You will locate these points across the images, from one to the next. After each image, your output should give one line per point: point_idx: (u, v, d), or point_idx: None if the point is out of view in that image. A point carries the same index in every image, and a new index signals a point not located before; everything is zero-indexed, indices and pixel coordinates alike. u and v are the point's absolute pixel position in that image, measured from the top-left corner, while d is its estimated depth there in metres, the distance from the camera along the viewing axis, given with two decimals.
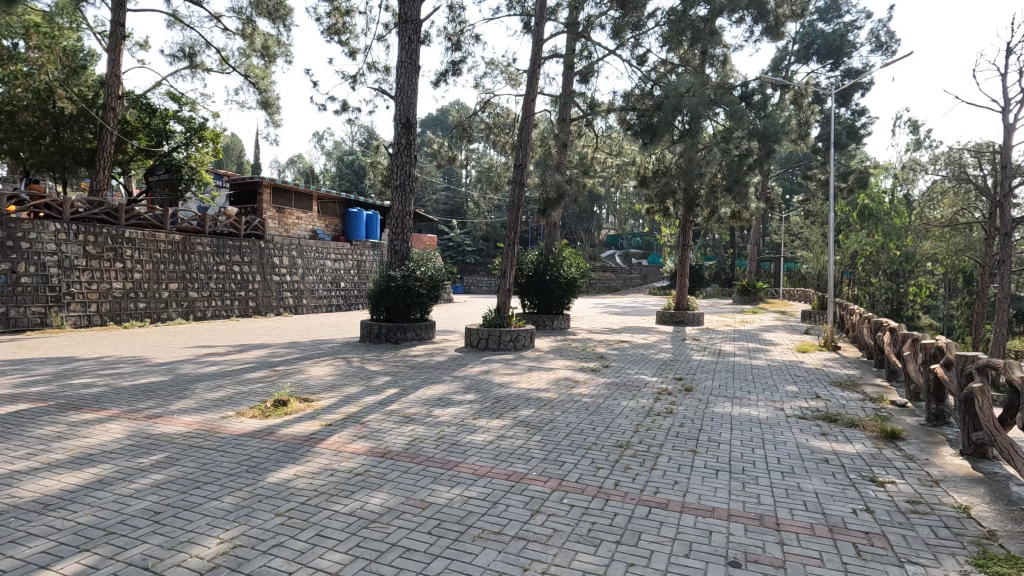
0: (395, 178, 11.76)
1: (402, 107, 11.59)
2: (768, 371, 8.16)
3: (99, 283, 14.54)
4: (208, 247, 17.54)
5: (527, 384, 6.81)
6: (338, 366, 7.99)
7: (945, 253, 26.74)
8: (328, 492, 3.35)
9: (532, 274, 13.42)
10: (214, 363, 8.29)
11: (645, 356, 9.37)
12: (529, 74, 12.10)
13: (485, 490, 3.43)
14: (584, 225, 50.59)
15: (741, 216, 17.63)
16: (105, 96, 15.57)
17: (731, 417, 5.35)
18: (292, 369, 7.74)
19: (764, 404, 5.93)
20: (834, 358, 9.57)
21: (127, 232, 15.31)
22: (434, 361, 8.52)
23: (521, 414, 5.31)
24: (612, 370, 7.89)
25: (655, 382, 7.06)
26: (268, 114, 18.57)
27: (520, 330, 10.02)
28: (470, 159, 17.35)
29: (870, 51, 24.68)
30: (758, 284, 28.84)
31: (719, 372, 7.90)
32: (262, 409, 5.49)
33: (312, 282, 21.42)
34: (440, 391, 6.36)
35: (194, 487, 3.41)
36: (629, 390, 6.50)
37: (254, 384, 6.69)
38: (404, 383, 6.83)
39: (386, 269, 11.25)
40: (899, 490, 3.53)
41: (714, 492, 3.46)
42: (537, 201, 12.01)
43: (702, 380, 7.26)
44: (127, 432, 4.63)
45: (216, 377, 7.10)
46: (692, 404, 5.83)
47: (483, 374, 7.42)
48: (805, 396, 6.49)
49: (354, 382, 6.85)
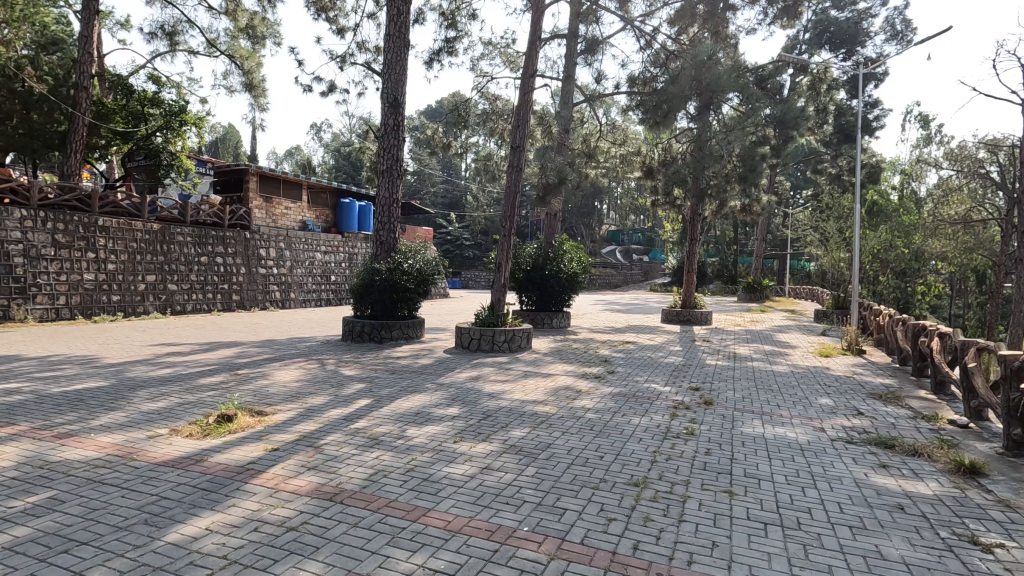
0: (381, 163, 10.81)
1: (390, 85, 10.62)
2: (794, 379, 7.23)
3: (68, 274, 13.64)
4: (189, 237, 16.57)
5: (523, 394, 5.88)
6: (309, 369, 7.07)
7: (956, 252, 25.81)
8: (242, 562, 2.44)
9: (530, 269, 12.51)
10: (171, 365, 7.37)
11: (654, 361, 8.45)
12: (528, 55, 11.15)
13: (456, 558, 2.51)
14: (585, 220, 49.63)
15: (752, 209, 16.69)
16: (78, 75, 14.58)
17: (765, 442, 4.43)
18: (256, 374, 6.81)
19: (800, 423, 5.02)
20: (861, 364, 8.69)
21: (100, 220, 14.41)
22: (418, 365, 7.58)
23: (515, 435, 4.38)
24: (618, 377, 6.99)
25: (667, 393, 6.14)
26: (253, 97, 17.58)
27: (515, 330, 9.10)
28: (466, 148, 16.40)
29: (885, 41, 23.70)
30: (764, 281, 28.03)
31: (739, 381, 6.97)
32: (201, 426, 4.57)
33: (301, 275, 20.46)
34: (419, 403, 5.45)
35: (59, 552, 2.50)
36: (639, 404, 5.58)
37: (204, 392, 5.76)
38: (380, 393, 5.89)
39: (370, 262, 10.31)
40: (1016, 560, 2.63)
41: (769, 562, 2.55)
42: (536, 188, 11.00)
43: (721, 390, 6.36)
44: (19, 459, 3.69)
45: (167, 382, 6.19)
46: (715, 423, 4.91)
47: (471, 382, 6.48)
48: (845, 412, 5.58)
49: (322, 390, 5.93)
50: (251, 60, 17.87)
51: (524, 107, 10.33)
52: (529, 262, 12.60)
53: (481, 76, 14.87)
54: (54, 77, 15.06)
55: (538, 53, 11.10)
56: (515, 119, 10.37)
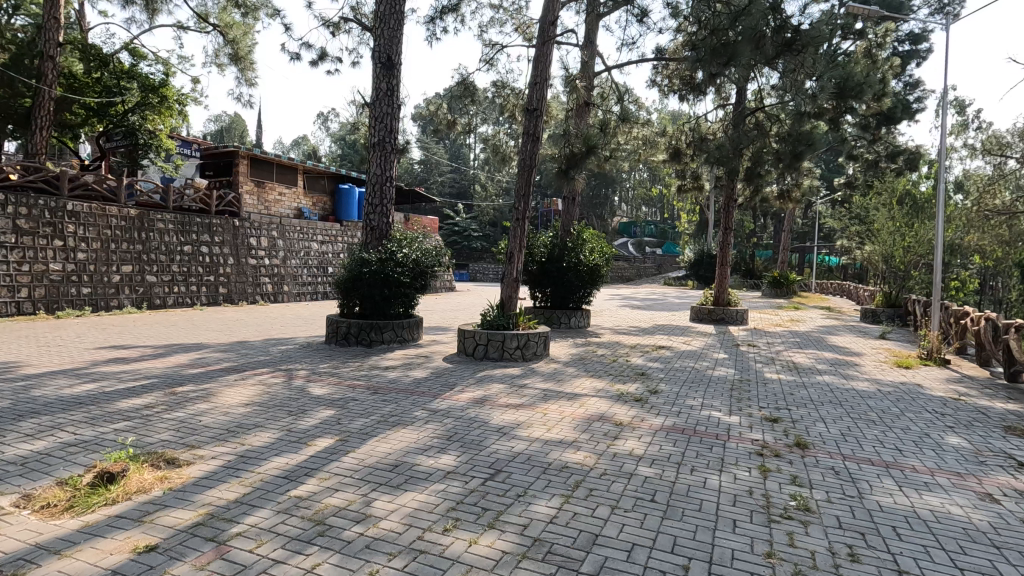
0: (372, 136, 9.25)
1: (383, 42, 9.02)
2: (892, 403, 5.62)
3: (32, 264, 12.22)
4: (171, 224, 15.14)
5: (544, 430, 4.29)
6: (269, 387, 5.53)
7: (999, 245, 23.87)
8: None
9: (545, 260, 10.94)
10: (98, 379, 5.84)
11: (702, 373, 6.88)
12: (546, 12, 9.26)
13: None
14: (597, 211, 47.95)
15: (790, 196, 14.91)
16: (42, 43, 13.23)
17: (929, 530, 2.84)
18: (197, 393, 5.27)
19: (952, 487, 3.44)
20: (956, 379, 7.08)
21: (70, 204, 13.04)
22: (408, 380, 6.02)
23: (539, 517, 2.81)
24: (665, 399, 5.41)
25: (740, 428, 4.52)
26: (240, 71, 16.01)
27: (530, 335, 7.53)
28: (472, 126, 14.61)
29: (931, 14, 21.64)
30: (790, 275, 26.28)
31: (824, 407, 5.36)
32: (66, 492, 3.02)
33: (296, 266, 18.98)
34: (402, 445, 3.90)
35: None
36: (709, 448, 3.99)
37: (113, 424, 4.23)
38: (349, 426, 4.32)
39: (357, 251, 8.75)
40: None
41: None
42: (558, 159, 9.29)
43: (809, 423, 4.73)
44: None
45: (72, 408, 4.65)
46: (835, 488, 3.32)
47: (474, 408, 4.89)
48: (999, 461, 3.96)
49: (274, 421, 4.40)
50: (237, 28, 16.18)
51: (542, 65, 8.51)
52: (544, 252, 10.99)
53: (489, 46, 13.17)
54: (17, 45, 13.82)
55: (557, 9, 9.36)
56: (530, 76, 8.56)
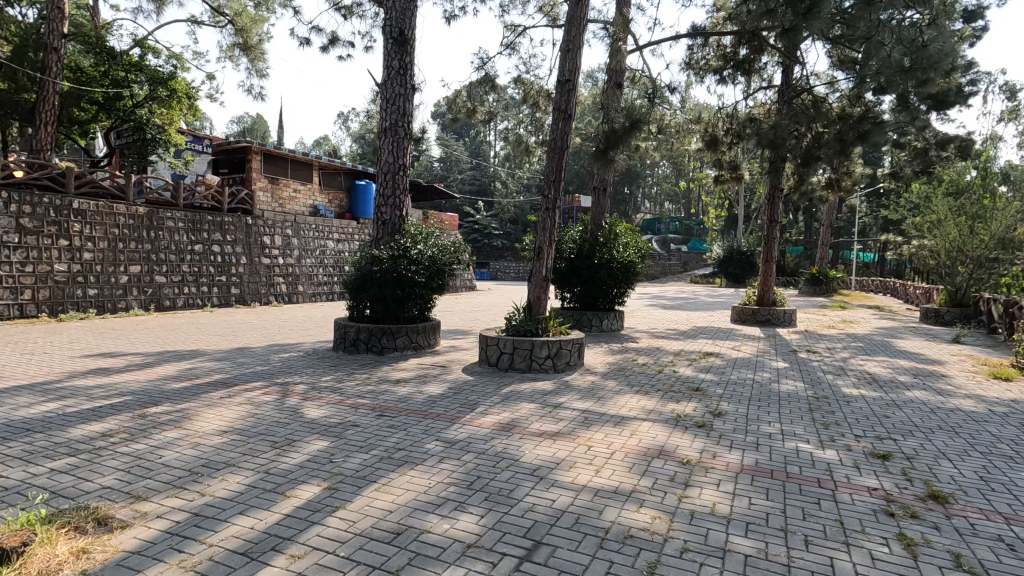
0: (383, 121, 8.37)
1: (394, 16, 8.14)
2: (1018, 430, 4.51)
3: (36, 266, 11.63)
4: (181, 222, 14.52)
5: (592, 474, 3.32)
6: (257, 409, 4.65)
7: None
8: None
9: (574, 256, 9.93)
10: (65, 397, 5.03)
11: (767, 388, 5.83)
12: None
13: None
14: (620, 209, 46.61)
15: (839, 185, 13.66)
16: (47, 35, 12.75)
17: None
18: (171, 417, 4.41)
19: None
20: None
21: (76, 202, 12.44)
22: (422, 397, 5.11)
23: None
24: (733, 425, 4.38)
25: (848, 471, 3.47)
26: (251, 62, 15.36)
27: (561, 343, 6.56)
28: (493, 115, 13.65)
29: None
30: (829, 273, 24.76)
31: (938, 435, 4.27)
32: None
33: (311, 265, 18.30)
34: (407, 497, 2.96)
35: None
36: (820, 505, 2.95)
37: (51, 463, 3.37)
38: (343, 467, 3.39)
39: (367, 248, 7.89)
40: None
41: None
42: (593, 139, 8.25)
43: (931, 461, 3.68)
44: None
45: (13, 438, 3.81)
46: None
47: (501, 439, 3.94)
48: None
49: (252, 459, 3.50)
50: (246, 17, 15.51)
51: (576, 32, 7.50)
52: (573, 249, 9.96)
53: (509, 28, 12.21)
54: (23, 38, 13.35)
55: None
56: (561, 45, 7.55)
